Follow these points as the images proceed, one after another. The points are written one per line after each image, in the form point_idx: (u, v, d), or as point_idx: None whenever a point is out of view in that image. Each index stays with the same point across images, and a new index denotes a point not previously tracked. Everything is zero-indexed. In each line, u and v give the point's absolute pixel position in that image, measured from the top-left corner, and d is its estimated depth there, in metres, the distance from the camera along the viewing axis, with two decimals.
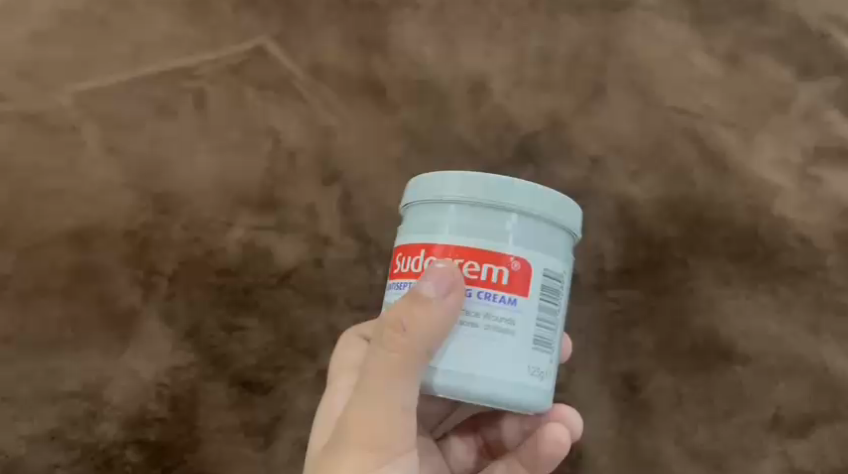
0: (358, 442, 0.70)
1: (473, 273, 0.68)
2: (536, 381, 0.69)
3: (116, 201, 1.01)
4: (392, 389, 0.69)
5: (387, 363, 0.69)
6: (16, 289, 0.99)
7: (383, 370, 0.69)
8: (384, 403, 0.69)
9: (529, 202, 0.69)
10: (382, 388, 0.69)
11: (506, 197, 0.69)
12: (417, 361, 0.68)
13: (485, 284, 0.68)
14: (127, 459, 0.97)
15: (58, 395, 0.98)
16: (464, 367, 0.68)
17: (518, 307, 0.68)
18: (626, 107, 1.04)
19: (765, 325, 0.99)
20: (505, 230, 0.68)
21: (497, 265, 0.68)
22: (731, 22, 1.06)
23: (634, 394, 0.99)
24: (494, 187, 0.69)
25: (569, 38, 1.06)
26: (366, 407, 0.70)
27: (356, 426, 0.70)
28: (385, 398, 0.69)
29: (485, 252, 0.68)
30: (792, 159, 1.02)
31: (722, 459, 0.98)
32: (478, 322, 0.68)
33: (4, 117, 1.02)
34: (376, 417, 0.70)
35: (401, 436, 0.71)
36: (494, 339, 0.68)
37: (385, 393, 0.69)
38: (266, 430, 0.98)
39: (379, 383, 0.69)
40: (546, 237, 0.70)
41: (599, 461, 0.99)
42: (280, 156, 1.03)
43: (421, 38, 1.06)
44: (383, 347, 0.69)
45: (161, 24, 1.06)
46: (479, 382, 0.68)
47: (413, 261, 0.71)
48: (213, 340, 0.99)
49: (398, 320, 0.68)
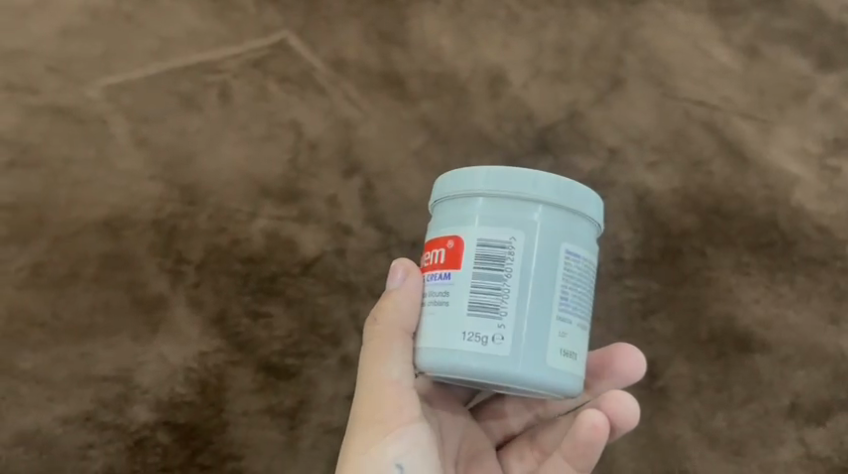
0: (360, 425, 0.77)
1: (428, 260, 0.73)
2: (481, 347, 0.67)
3: (145, 191, 1.04)
4: (377, 364, 0.76)
5: (371, 346, 0.77)
6: (50, 276, 1.02)
7: (369, 358, 0.77)
8: (374, 384, 0.76)
9: (467, 182, 0.71)
10: (370, 371, 0.77)
11: (451, 184, 0.72)
12: (389, 334, 0.75)
13: (432, 266, 0.72)
14: (157, 441, 0.99)
15: (92, 379, 1.00)
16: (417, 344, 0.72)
17: (450, 279, 0.70)
18: (644, 99, 1.05)
19: (783, 313, 1.00)
20: (449, 214, 0.72)
21: (440, 247, 0.72)
22: (750, 13, 1.07)
23: (653, 381, 1.00)
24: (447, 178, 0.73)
25: (587, 31, 1.07)
26: (362, 392, 0.77)
27: (360, 406, 0.77)
28: (372, 380, 0.76)
29: (435, 238, 0.72)
30: (810, 150, 1.03)
31: (740, 445, 0.99)
32: (426, 301, 0.72)
33: (34, 109, 1.05)
34: (370, 398, 0.76)
35: (396, 404, 0.76)
36: (434, 313, 0.71)
37: (374, 375, 0.76)
38: (291, 414, 1.01)
39: (367, 367, 0.77)
40: (488, 212, 0.69)
41: (618, 448, 1.00)
42: (302, 148, 1.05)
43: (440, 31, 1.08)
44: (367, 338, 0.78)
45: (187, 19, 1.08)
46: (423, 354, 0.71)
47: None
48: (239, 326, 1.02)
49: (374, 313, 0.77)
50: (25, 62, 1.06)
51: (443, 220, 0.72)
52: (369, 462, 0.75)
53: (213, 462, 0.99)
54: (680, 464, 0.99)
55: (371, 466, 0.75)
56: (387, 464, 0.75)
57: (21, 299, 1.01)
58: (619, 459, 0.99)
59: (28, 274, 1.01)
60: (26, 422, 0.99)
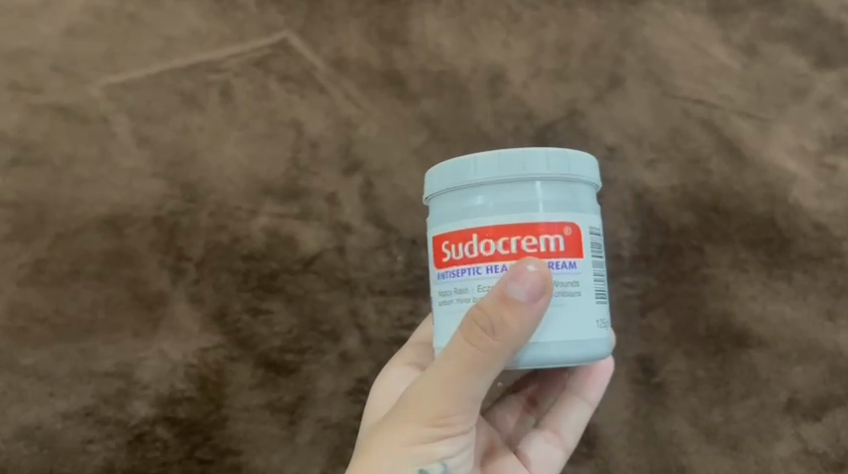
0: (417, 413, 0.73)
1: (531, 247, 0.72)
2: (604, 332, 0.75)
3: (147, 189, 1.04)
4: (466, 379, 0.72)
5: (467, 357, 0.71)
6: (52, 272, 1.03)
7: (458, 357, 0.71)
8: (451, 386, 0.72)
9: (516, 169, 0.73)
10: (453, 375, 0.72)
11: (494, 171, 0.73)
12: (497, 359, 0.71)
13: (546, 254, 0.72)
14: (157, 436, 1.01)
15: (94, 374, 1.01)
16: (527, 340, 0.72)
17: (576, 268, 0.73)
18: (643, 98, 1.05)
19: (781, 310, 1.01)
20: (499, 202, 0.72)
21: (533, 236, 0.72)
22: (749, 12, 1.07)
23: (650, 376, 1.02)
24: (477, 166, 0.73)
25: (586, 30, 1.07)
26: (431, 383, 0.73)
27: (423, 401, 0.73)
28: (450, 381, 0.72)
29: (497, 228, 0.72)
30: (808, 147, 1.04)
31: (737, 441, 1.00)
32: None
33: (38, 108, 1.06)
34: (442, 397, 0.72)
35: (462, 418, 0.74)
36: (563, 305, 0.72)
37: (455, 379, 0.72)
38: (291, 410, 1.02)
39: (452, 369, 0.72)
40: (546, 194, 0.72)
41: (615, 441, 1.01)
42: (303, 146, 1.06)
43: (441, 31, 1.08)
44: (462, 335, 0.71)
45: (189, 19, 1.09)
46: (546, 347, 0.72)
47: (466, 248, 0.73)
48: (239, 323, 1.03)
49: (487, 321, 0.69)
50: (29, 61, 1.07)
51: (502, 209, 0.72)
52: (415, 454, 0.74)
53: (213, 456, 1.01)
54: (677, 460, 1.01)
55: (418, 458, 0.74)
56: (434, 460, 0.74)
57: (24, 296, 1.02)
58: (616, 452, 1.01)
59: (31, 271, 1.03)
60: (29, 416, 1.01)
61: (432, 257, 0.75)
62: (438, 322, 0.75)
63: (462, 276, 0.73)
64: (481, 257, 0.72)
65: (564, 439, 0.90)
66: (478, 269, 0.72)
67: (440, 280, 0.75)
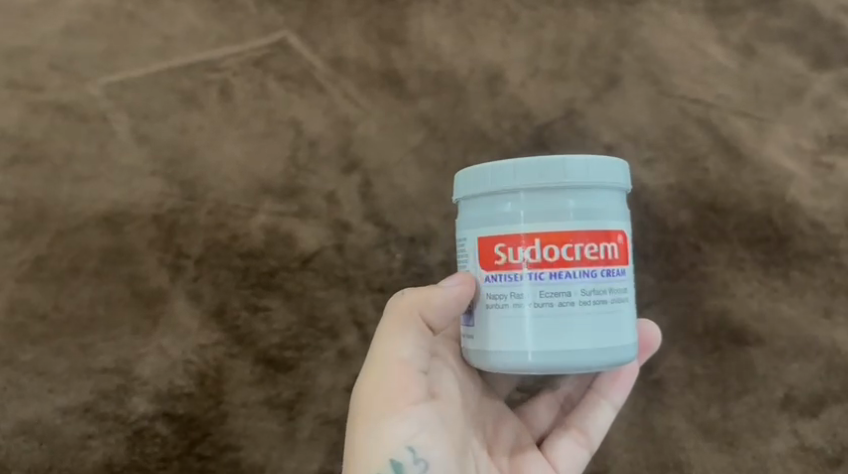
0: (371, 397, 0.82)
1: (593, 254, 0.77)
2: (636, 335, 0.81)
3: (146, 187, 1.05)
4: (393, 342, 0.84)
5: (392, 324, 0.85)
6: (51, 270, 1.03)
7: (386, 333, 0.84)
8: (384, 351, 0.84)
9: (555, 177, 0.77)
10: (384, 342, 0.84)
11: (535, 178, 0.77)
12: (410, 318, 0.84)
13: (605, 261, 0.77)
14: (157, 431, 1.02)
15: (93, 370, 1.02)
16: (567, 346, 0.76)
17: (624, 275, 0.79)
18: (641, 97, 1.05)
19: (777, 307, 1.01)
20: (540, 209, 0.77)
21: (596, 243, 0.77)
22: (746, 13, 1.06)
23: (648, 373, 1.03)
24: (517, 172, 0.78)
25: (585, 30, 1.07)
26: (375, 366, 0.84)
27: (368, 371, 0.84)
28: (386, 357, 0.83)
29: (541, 235, 0.76)
30: (805, 147, 1.03)
31: (734, 436, 1.01)
32: (573, 300, 0.76)
33: (37, 106, 1.06)
34: (387, 373, 0.83)
35: (403, 382, 0.82)
36: (613, 311, 0.78)
37: (385, 345, 0.84)
38: (290, 405, 1.03)
39: (384, 341, 0.84)
40: (600, 202, 0.78)
41: (612, 437, 1.03)
42: (302, 145, 1.06)
43: (439, 30, 1.07)
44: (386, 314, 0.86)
45: (188, 17, 1.08)
46: (599, 354, 0.77)
47: (528, 251, 0.77)
48: (238, 320, 1.03)
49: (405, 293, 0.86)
50: (27, 59, 1.07)
51: (544, 216, 0.77)
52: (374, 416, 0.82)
53: (212, 452, 1.02)
54: (674, 456, 1.02)
55: (388, 442, 0.81)
56: (400, 444, 0.80)
57: (22, 293, 1.03)
58: (613, 447, 1.03)
59: (30, 267, 1.03)
60: (28, 412, 1.02)
61: (477, 258, 0.80)
62: (494, 325, 0.79)
63: (510, 280, 0.78)
64: (544, 262, 0.76)
65: (590, 439, 0.93)
66: (543, 274, 0.76)
67: (496, 284, 0.79)
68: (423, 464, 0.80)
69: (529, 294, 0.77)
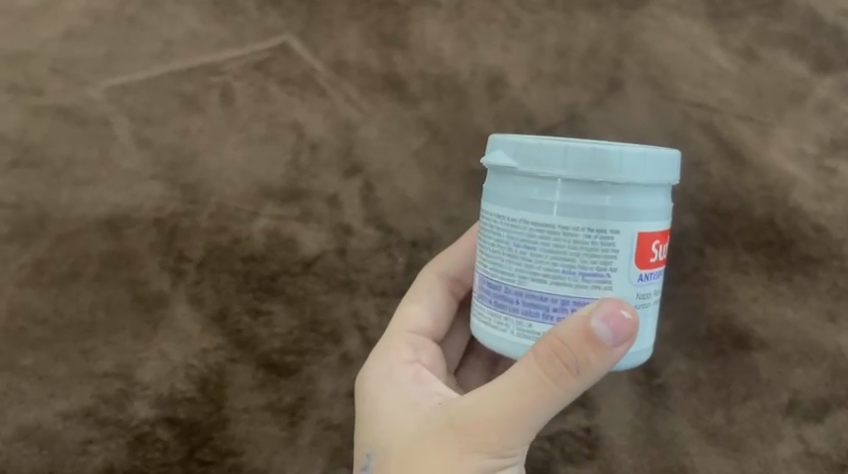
0: (482, 445, 0.73)
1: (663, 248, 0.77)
2: None
3: (147, 191, 1.04)
4: (528, 415, 0.71)
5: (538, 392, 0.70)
6: (51, 273, 1.03)
7: (532, 393, 0.71)
8: (513, 418, 0.72)
9: (671, 171, 0.74)
10: (517, 407, 0.71)
11: (664, 174, 0.72)
12: (560, 394, 0.70)
13: None
14: (158, 436, 1.02)
15: (93, 375, 1.02)
16: (647, 342, 0.74)
17: None
18: (645, 101, 1.05)
19: (781, 312, 1.01)
20: (658, 206, 0.72)
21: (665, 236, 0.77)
22: (748, 17, 1.05)
23: (653, 378, 1.02)
24: (644, 165, 0.71)
25: (587, 34, 1.06)
26: (497, 417, 0.72)
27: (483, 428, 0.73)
28: (517, 415, 0.72)
29: (666, 231, 0.73)
30: (808, 151, 1.03)
31: (739, 442, 1.01)
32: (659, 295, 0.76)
33: (38, 110, 1.05)
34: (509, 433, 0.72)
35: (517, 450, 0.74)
36: None
37: (518, 412, 0.72)
38: (292, 411, 1.03)
39: (527, 406, 0.71)
40: None
41: (617, 442, 1.02)
42: (303, 148, 1.05)
43: (440, 34, 1.07)
44: (537, 374, 0.70)
45: (189, 20, 1.07)
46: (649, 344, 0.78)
47: (655, 250, 0.72)
48: (239, 325, 1.03)
49: (573, 360, 0.69)
50: (28, 63, 1.06)
51: (663, 213, 0.73)
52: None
53: (214, 458, 1.02)
54: (679, 460, 1.02)
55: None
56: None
57: (22, 297, 1.02)
58: (617, 452, 1.02)
59: (31, 272, 1.03)
60: (28, 417, 1.01)
61: (631, 259, 0.70)
62: None
63: (649, 282, 0.72)
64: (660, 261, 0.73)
65: None
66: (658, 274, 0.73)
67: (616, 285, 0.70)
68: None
69: (648, 295, 0.72)
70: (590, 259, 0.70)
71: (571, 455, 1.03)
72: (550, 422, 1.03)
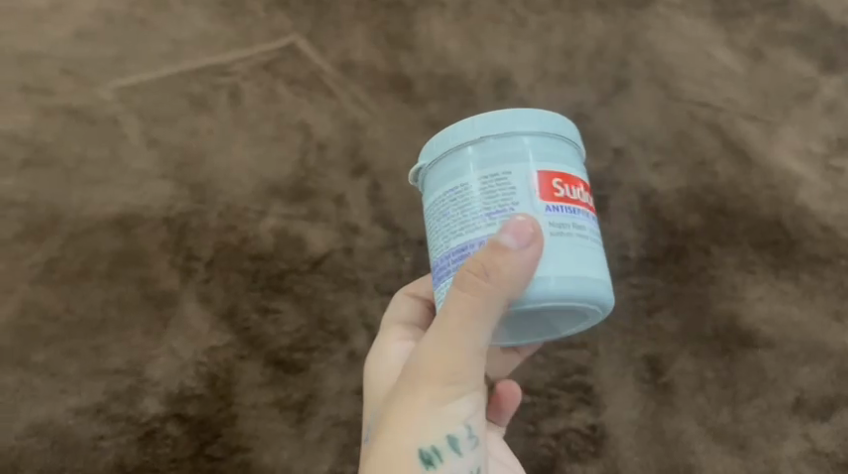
0: (423, 380, 0.64)
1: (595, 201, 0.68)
2: None
3: (156, 189, 1.05)
4: (460, 337, 0.63)
5: (462, 312, 0.62)
6: (63, 272, 1.00)
7: (456, 315, 0.62)
8: (446, 348, 0.63)
9: (569, 128, 0.68)
10: (446, 334, 0.63)
11: (552, 123, 0.67)
12: (486, 309, 0.62)
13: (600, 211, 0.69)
14: (168, 433, 0.94)
15: (104, 372, 0.96)
16: (587, 278, 0.64)
17: None
18: (651, 100, 1.11)
19: (788, 311, 1.00)
20: (553, 151, 0.66)
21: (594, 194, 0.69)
22: (755, 16, 1.17)
23: (657, 376, 0.97)
24: (523, 116, 0.66)
25: (593, 33, 1.16)
26: (432, 346, 0.64)
27: (424, 367, 0.64)
28: (448, 344, 0.63)
29: (573, 176, 0.66)
30: (814, 149, 1.07)
31: (744, 440, 0.95)
32: (594, 239, 0.66)
33: (51, 111, 1.09)
34: (445, 359, 0.64)
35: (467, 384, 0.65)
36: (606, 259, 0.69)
37: (448, 340, 0.63)
38: (300, 407, 0.96)
39: (452, 326, 0.63)
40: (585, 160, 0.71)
41: (622, 442, 0.95)
42: (310, 148, 1.08)
43: (445, 35, 1.15)
44: (457, 294, 0.63)
45: (198, 22, 1.16)
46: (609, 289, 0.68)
47: (560, 187, 0.65)
48: (248, 322, 0.99)
49: (481, 267, 0.61)
50: (38, 65, 1.12)
51: (566, 158, 0.66)
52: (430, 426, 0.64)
53: (223, 454, 0.94)
54: (684, 458, 0.94)
55: (442, 424, 0.64)
56: (459, 424, 0.65)
57: (35, 295, 0.99)
58: (621, 450, 0.95)
59: (43, 270, 1.00)
60: (40, 412, 0.94)
61: (532, 190, 0.64)
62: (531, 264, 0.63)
63: (564, 214, 0.64)
64: (571, 197, 0.65)
65: None
66: (574, 210, 0.65)
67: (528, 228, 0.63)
68: (476, 441, 0.66)
69: (570, 228, 0.64)
70: (489, 200, 0.64)
71: (577, 453, 0.95)
72: (553, 420, 0.96)
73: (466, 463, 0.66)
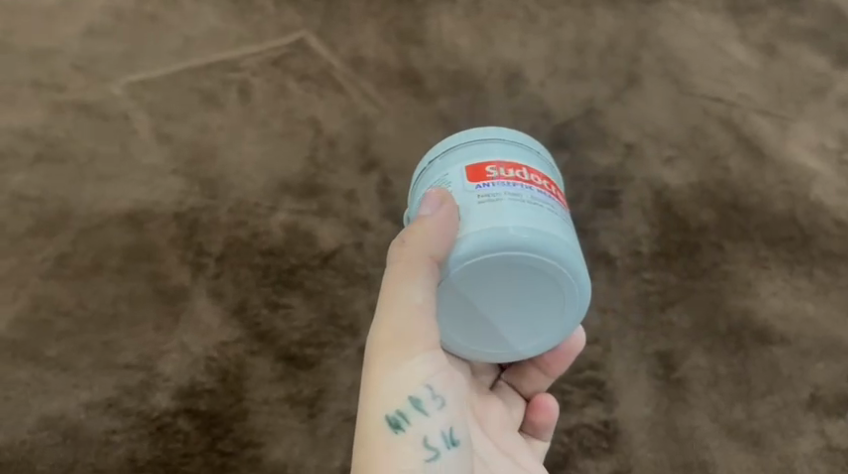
0: (377, 350, 0.65)
1: (543, 182, 0.70)
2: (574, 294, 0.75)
3: (166, 185, 1.04)
4: (400, 298, 0.65)
5: (397, 277, 0.66)
6: (75, 267, 0.99)
7: (392, 283, 0.66)
8: (390, 315, 0.65)
9: (513, 137, 0.74)
10: (387, 301, 0.66)
11: (490, 135, 0.74)
12: (417, 266, 0.65)
13: (556, 193, 0.70)
14: (179, 427, 0.91)
15: (115, 366, 0.94)
16: (516, 227, 0.65)
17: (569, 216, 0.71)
18: (663, 95, 1.12)
19: (803, 307, 0.98)
20: (487, 149, 0.72)
21: (546, 179, 0.71)
22: (767, 11, 1.21)
23: (671, 372, 0.95)
24: (461, 135, 0.75)
25: (606, 28, 1.18)
26: (379, 318, 0.66)
27: (376, 339, 0.66)
28: (390, 309, 0.65)
29: (509, 162, 0.70)
30: (828, 145, 1.09)
31: (759, 436, 0.92)
32: (532, 201, 0.67)
33: (62, 107, 1.09)
34: (390, 325, 0.65)
35: (419, 345, 0.65)
36: (568, 228, 0.68)
37: (390, 306, 0.65)
38: (311, 403, 0.93)
39: (390, 293, 0.66)
40: (544, 165, 0.74)
41: (636, 438, 0.92)
42: (321, 144, 1.08)
43: (456, 30, 1.18)
44: (390, 264, 0.67)
45: (209, 18, 1.18)
46: (565, 245, 0.67)
47: (491, 170, 0.69)
48: (258, 317, 0.97)
49: (405, 237, 0.67)
50: (49, 60, 1.13)
51: (502, 153, 0.72)
52: (393, 390, 0.64)
53: (234, 449, 0.90)
54: (698, 455, 0.91)
55: (400, 386, 0.64)
56: (418, 384, 0.64)
57: (46, 289, 0.98)
58: (635, 447, 0.92)
59: (54, 265, 0.99)
60: (52, 406, 0.92)
61: (462, 179, 0.69)
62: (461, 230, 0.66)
63: (494, 186, 0.67)
64: (501, 174, 0.69)
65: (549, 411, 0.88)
66: (506, 181, 0.68)
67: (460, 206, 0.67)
68: (443, 402, 0.65)
69: (501, 194, 0.67)
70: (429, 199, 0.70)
71: (590, 449, 0.91)
72: (566, 415, 0.93)
73: (436, 422, 0.64)
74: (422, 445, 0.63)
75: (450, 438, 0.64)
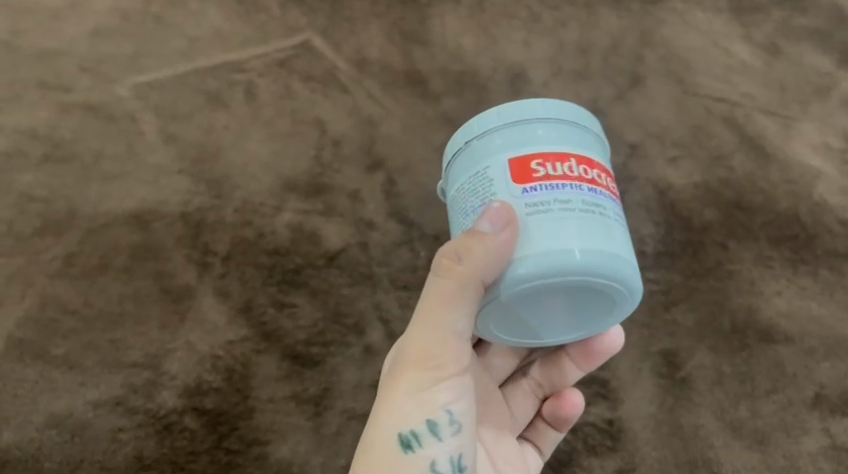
0: (406, 362, 0.69)
1: (595, 176, 0.68)
2: None
3: (172, 184, 1.05)
4: (437, 316, 0.68)
5: (438, 294, 0.68)
6: (82, 267, 1.00)
7: (433, 298, 0.68)
8: (424, 329, 0.69)
9: (558, 113, 0.70)
10: (425, 317, 0.69)
11: (533, 113, 0.69)
12: (462, 288, 0.67)
13: (608, 185, 0.68)
14: (185, 426, 0.92)
15: (122, 365, 0.95)
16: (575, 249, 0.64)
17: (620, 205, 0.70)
18: (666, 95, 1.12)
19: (807, 305, 0.98)
20: (532, 136, 0.68)
21: (597, 169, 0.68)
22: (770, 11, 1.21)
23: (675, 371, 0.95)
24: (500, 113, 0.70)
25: (609, 28, 1.18)
26: (413, 331, 0.69)
27: (407, 352, 0.69)
28: (426, 323, 0.69)
29: (558, 155, 0.67)
30: (832, 144, 1.09)
31: (764, 435, 0.92)
32: (588, 210, 0.65)
33: (69, 107, 1.10)
34: (422, 340, 0.69)
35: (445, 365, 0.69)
36: (623, 234, 0.67)
37: (427, 321, 0.68)
38: (316, 401, 0.94)
39: (431, 313, 0.68)
40: (592, 144, 0.71)
41: (641, 436, 0.92)
42: (326, 144, 1.08)
43: (460, 31, 1.18)
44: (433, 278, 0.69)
45: (214, 19, 1.18)
46: (624, 262, 0.66)
47: (542, 169, 0.66)
48: (264, 316, 0.97)
49: (454, 253, 0.67)
50: (56, 61, 1.13)
51: (549, 140, 0.68)
52: (410, 408, 0.68)
53: (240, 447, 0.91)
54: (703, 454, 0.91)
55: (422, 407, 0.68)
56: (439, 408, 0.68)
57: (53, 288, 0.98)
58: (640, 445, 0.92)
59: (61, 265, 1.00)
60: (59, 405, 0.92)
61: (509, 179, 0.67)
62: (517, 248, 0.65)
63: (546, 193, 0.65)
64: (553, 176, 0.66)
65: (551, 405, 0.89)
66: (560, 187, 0.66)
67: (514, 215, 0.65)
68: (458, 428, 0.68)
69: (555, 204, 0.65)
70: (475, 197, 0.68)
71: (594, 447, 0.92)
72: None
73: (446, 447, 0.68)
74: (429, 469, 0.67)
75: (458, 464, 0.68)
